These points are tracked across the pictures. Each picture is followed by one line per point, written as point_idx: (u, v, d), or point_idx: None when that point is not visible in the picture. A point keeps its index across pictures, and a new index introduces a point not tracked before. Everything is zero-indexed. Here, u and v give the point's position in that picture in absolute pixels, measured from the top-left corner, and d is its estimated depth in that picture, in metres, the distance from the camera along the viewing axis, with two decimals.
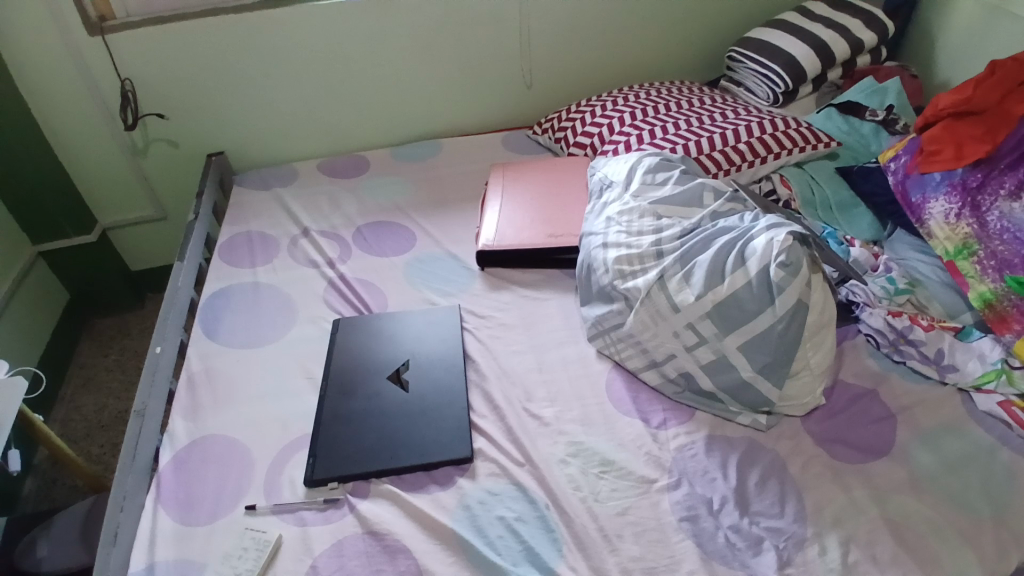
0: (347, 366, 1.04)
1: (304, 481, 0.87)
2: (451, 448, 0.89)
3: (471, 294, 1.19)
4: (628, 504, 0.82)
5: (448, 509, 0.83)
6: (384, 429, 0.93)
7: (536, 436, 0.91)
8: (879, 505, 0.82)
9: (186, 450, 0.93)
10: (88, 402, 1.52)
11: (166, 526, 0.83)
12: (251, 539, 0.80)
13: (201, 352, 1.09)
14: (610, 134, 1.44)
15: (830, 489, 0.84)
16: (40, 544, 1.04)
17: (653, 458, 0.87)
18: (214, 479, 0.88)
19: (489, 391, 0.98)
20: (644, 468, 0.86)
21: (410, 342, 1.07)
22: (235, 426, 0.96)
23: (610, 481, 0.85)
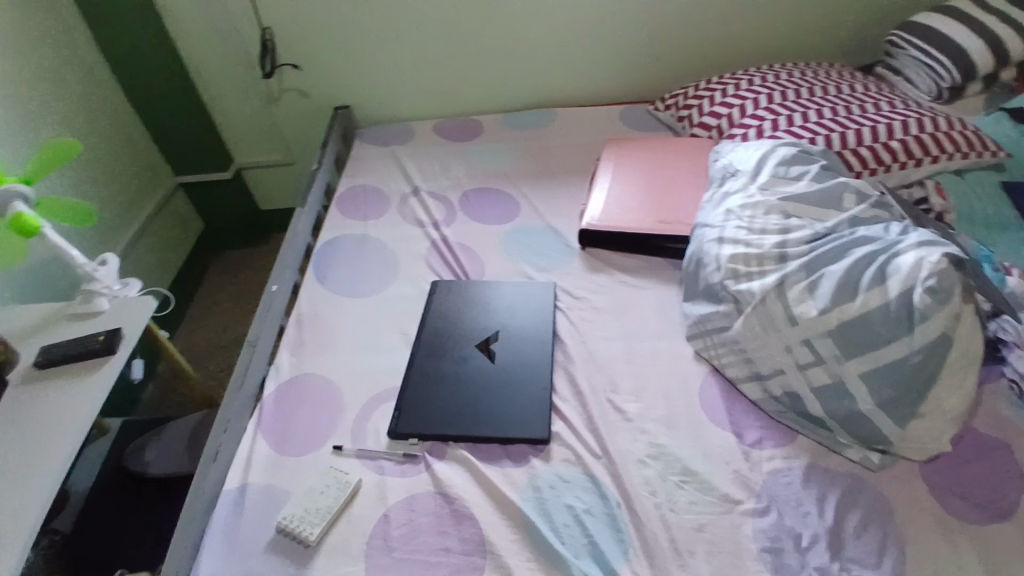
0: (440, 328, 1.06)
1: (388, 432, 0.91)
2: (529, 427, 0.89)
3: (566, 273, 1.16)
4: (704, 520, 0.78)
5: (517, 487, 0.82)
6: (468, 397, 0.94)
7: (615, 430, 0.88)
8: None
9: (287, 386, 1.00)
10: (211, 325, 1.69)
11: (262, 452, 0.90)
12: (333, 478, 0.84)
13: (310, 296, 1.16)
14: (741, 117, 1.31)
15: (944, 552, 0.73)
16: (148, 449, 1.16)
17: (741, 478, 0.82)
18: (308, 416, 0.95)
19: (573, 375, 0.96)
20: (729, 487, 0.81)
21: (501, 314, 1.08)
22: (332, 371, 1.02)
23: (689, 493, 0.81)
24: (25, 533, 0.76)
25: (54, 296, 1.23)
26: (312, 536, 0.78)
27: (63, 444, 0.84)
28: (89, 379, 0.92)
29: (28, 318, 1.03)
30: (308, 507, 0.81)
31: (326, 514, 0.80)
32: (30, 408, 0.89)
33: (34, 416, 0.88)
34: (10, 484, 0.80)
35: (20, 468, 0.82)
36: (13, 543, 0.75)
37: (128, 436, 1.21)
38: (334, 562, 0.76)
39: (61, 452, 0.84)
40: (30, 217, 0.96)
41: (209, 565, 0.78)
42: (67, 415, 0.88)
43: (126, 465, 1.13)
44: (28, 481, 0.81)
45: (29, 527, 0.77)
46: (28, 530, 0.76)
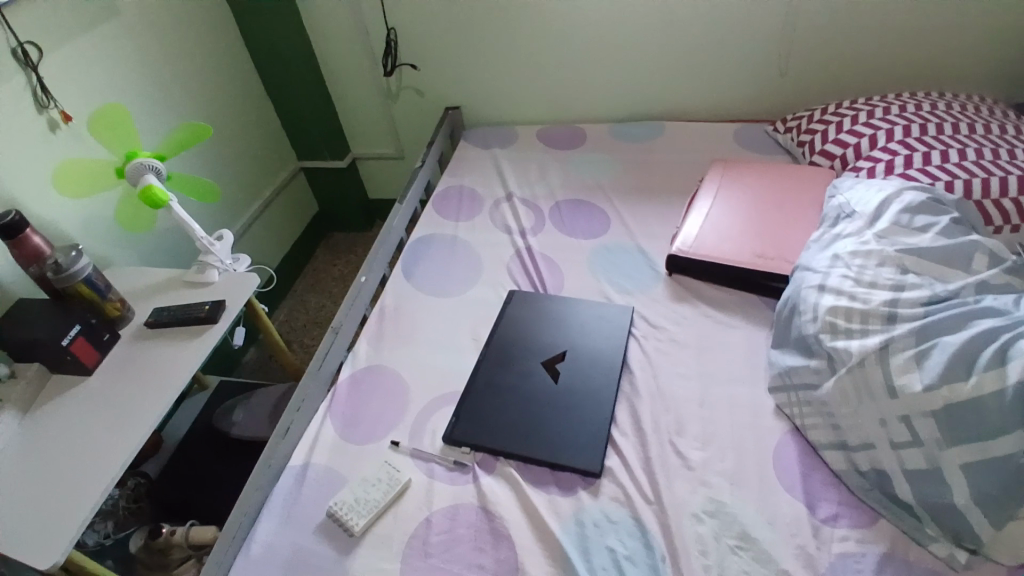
0: (509, 339, 1.06)
1: (443, 437, 0.93)
2: (582, 457, 0.86)
3: (649, 299, 1.12)
4: None
5: (560, 516, 0.81)
6: (526, 414, 0.94)
7: (672, 475, 0.83)
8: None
9: (362, 373, 1.06)
10: (312, 301, 1.83)
11: (329, 434, 0.96)
12: (385, 471, 0.88)
13: (395, 289, 1.22)
14: (870, 149, 1.18)
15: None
16: (238, 411, 1.28)
17: (805, 555, 0.75)
18: (374, 406, 1.00)
19: (637, 408, 0.92)
20: (790, 563, 0.74)
21: (572, 333, 1.05)
22: (403, 366, 1.06)
23: (742, 561, 0.75)
24: (116, 468, 0.86)
25: (168, 259, 1.39)
26: (357, 526, 0.81)
27: (160, 397, 0.96)
28: (191, 343, 1.04)
29: (151, 278, 1.17)
30: (359, 497, 0.85)
31: (374, 507, 0.83)
32: (142, 359, 1.02)
33: (143, 367, 1.00)
34: (115, 423, 0.92)
35: (124, 410, 0.94)
36: (104, 475, 0.85)
37: (222, 396, 1.35)
38: (373, 554, 0.80)
39: (158, 403, 0.95)
40: (158, 190, 1.07)
41: (266, 531, 0.84)
42: (169, 371, 0.99)
43: (216, 423, 1.26)
44: (129, 423, 0.92)
45: (120, 463, 0.87)
46: (118, 467, 0.87)
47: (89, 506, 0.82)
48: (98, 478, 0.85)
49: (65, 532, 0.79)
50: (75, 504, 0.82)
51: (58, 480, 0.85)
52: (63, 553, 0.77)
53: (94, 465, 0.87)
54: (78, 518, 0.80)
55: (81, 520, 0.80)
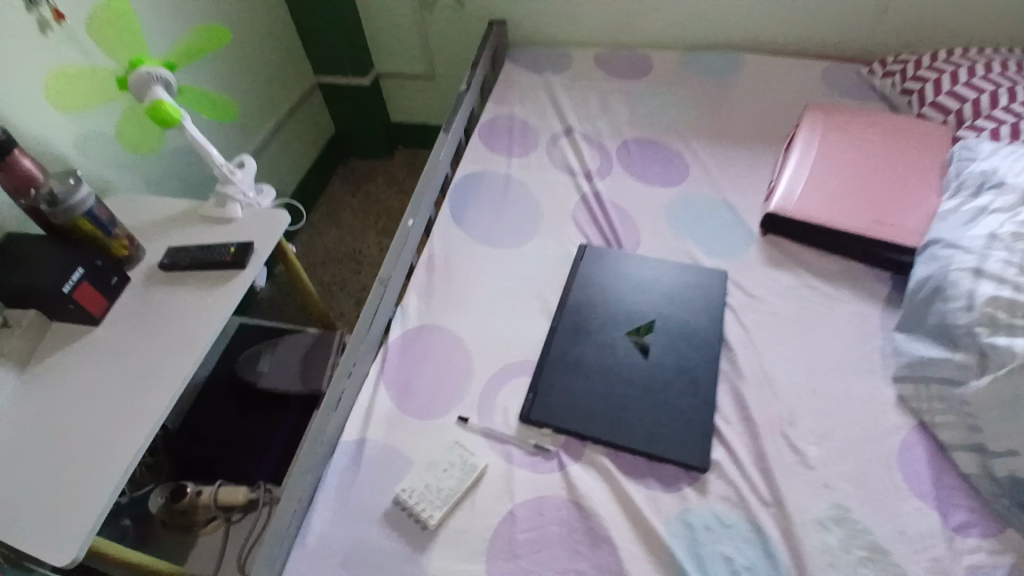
0: (586, 303, 0.92)
1: (519, 416, 0.81)
2: (685, 449, 0.76)
3: (740, 265, 0.98)
4: None
5: (665, 517, 0.71)
6: (613, 394, 0.82)
7: (789, 475, 0.74)
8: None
9: (415, 332, 0.92)
10: (330, 235, 1.65)
11: (384, 406, 0.83)
12: (457, 455, 0.76)
13: (444, 235, 1.06)
14: (992, 107, 1.04)
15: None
16: (263, 360, 1.15)
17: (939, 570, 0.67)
18: (434, 372, 0.86)
19: (741, 394, 0.81)
20: None
21: (659, 300, 0.92)
22: (462, 327, 0.92)
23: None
24: (138, 443, 0.73)
25: (178, 185, 1.19)
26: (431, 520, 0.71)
27: (184, 357, 0.81)
28: (215, 292, 0.88)
29: (163, 211, 0.99)
30: (429, 484, 0.74)
31: (449, 498, 0.72)
32: (157, 309, 0.86)
33: (160, 318, 0.85)
34: (132, 387, 0.78)
35: (142, 372, 0.79)
36: (124, 451, 0.72)
37: (244, 342, 1.20)
38: (451, 553, 0.69)
39: (182, 365, 0.80)
40: (169, 107, 0.87)
41: (322, 521, 0.73)
42: (192, 326, 0.84)
43: (240, 374, 1.13)
44: (149, 388, 0.78)
45: (142, 437, 0.73)
46: (141, 441, 0.73)
47: (109, 489, 0.69)
48: (117, 455, 0.71)
49: (84, 521, 0.66)
50: (92, 486, 0.69)
51: (68, 454, 0.72)
52: (84, 547, 0.65)
53: (111, 438, 0.73)
54: (98, 503, 0.68)
55: (100, 506, 0.68)
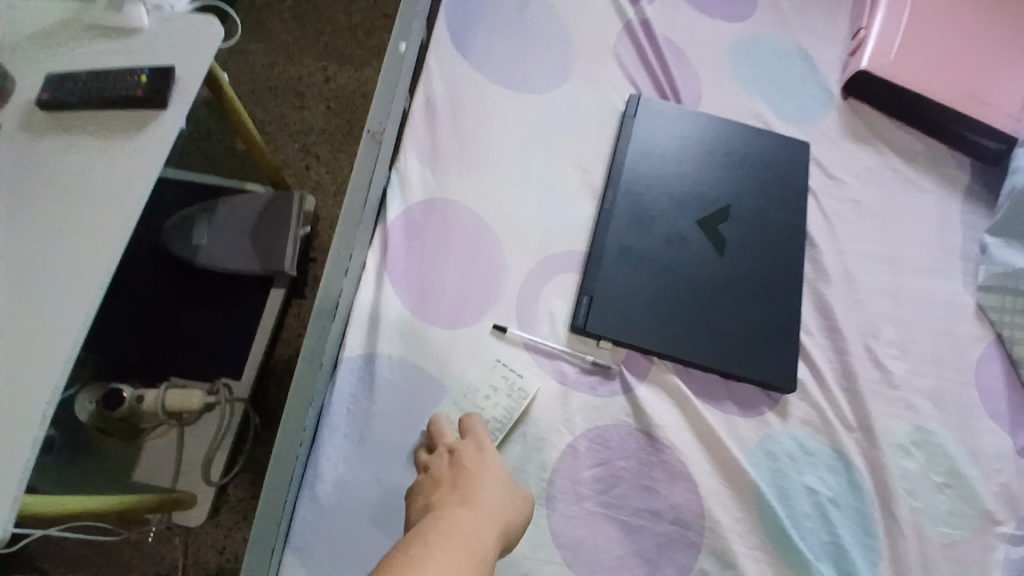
0: (645, 179, 0.72)
1: (568, 325, 0.65)
2: (768, 367, 0.65)
3: (822, 137, 0.82)
4: (959, 538, 0.62)
5: (744, 445, 0.62)
6: (681, 299, 0.66)
7: (872, 396, 0.66)
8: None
9: (423, 210, 0.69)
10: (258, 51, 1.20)
11: (393, 310, 0.63)
12: (501, 378, 0.61)
13: (445, 69, 0.76)
14: None
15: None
16: (199, 229, 0.91)
17: (1008, 493, 0.64)
18: (456, 264, 0.66)
19: (824, 303, 0.71)
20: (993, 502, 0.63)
21: (729, 177, 0.74)
22: (484, 204, 0.70)
23: (948, 500, 0.63)
24: (54, 377, 0.52)
25: None
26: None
27: (96, 249, 0.57)
28: (124, 149, 0.61)
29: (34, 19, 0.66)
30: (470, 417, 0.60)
31: (496, 433, 0.59)
32: (38, 175, 0.59)
33: (46, 191, 0.58)
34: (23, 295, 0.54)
35: (34, 272, 0.55)
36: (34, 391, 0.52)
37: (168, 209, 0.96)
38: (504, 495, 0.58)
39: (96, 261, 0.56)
40: None
41: (333, 462, 0.57)
42: (99, 201, 0.58)
43: (170, 248, 0.91)
44: (50, 296, 0.55)
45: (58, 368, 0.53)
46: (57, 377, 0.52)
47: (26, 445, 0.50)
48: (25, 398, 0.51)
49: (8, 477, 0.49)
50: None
51: None
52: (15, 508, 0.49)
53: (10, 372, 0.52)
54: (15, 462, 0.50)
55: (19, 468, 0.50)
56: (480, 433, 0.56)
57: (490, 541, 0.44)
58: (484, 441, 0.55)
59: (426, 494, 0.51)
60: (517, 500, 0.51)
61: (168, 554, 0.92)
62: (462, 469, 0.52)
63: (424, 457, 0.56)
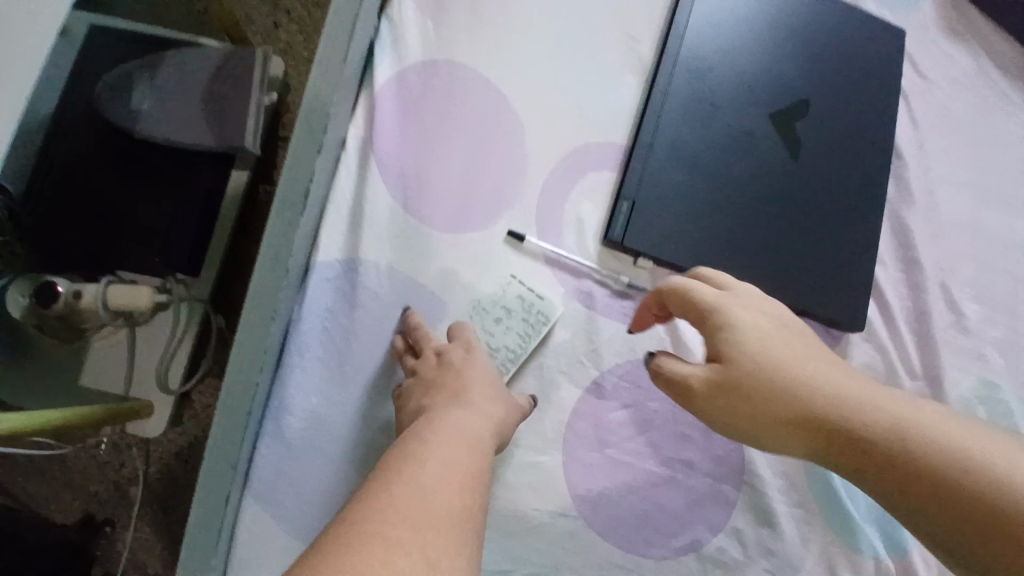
0: (709, 55, 0.55)
1: (600, 237, 0.53)
2: (835, 300, 0.54)
3: (921, 22, 0.65)
4: None
5: None
6: (740, 213, 0.53)
7: (941, 341, 0.57)
8: (1012, 457, 0.30)
9: (417, 77, 0.52)
10: None
11: (381, 206, 0.50)
12: (516, 298, 0.50)
13: None
14: None
15: (708, 352, 0.39)
16: (141, 90, 0.74)
17: None
18: (463, 150, 0.52)
19: (904, 229, 0.59)
20: None
21: (814, 63, 0.58)
22: (504, 75, 0.54)
23: None
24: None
25: None
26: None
27: None
28: None
29: None
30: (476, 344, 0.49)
31: (506, 366, 0.49)
32: None
33: None
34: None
35: None
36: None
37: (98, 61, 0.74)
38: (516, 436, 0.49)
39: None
40: None
41: (304, 392, 0.46)
42: None
43: (104, 116, 0.72)
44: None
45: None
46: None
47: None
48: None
49: None
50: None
51: None
52: None
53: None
54: None
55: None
56: (466, 336, 0.47)
57: (487, 437, 0.39)
58: (474, 344, 0.47)
59: (415, 400, 0.43)
60: (512, 402, 0.44)
61: (127, 462, 0.84)
62: (449, 371, 0.44)
63: (410, 360, 0.46)
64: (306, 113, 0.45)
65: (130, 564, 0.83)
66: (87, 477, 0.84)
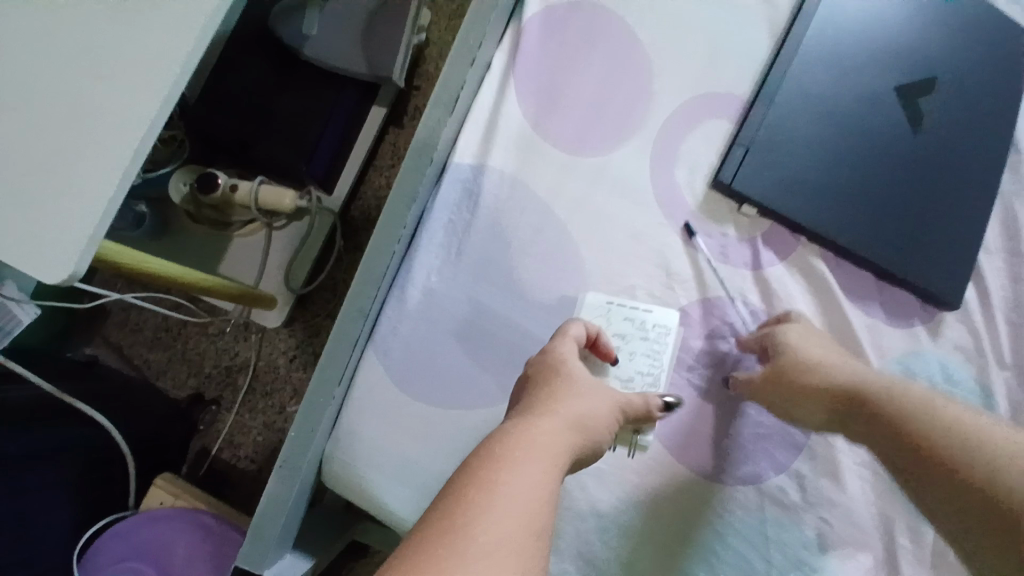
0: (848, 21, 0.57)
1: (709, 180, 0.56)
2: (937, 272, 0.55)
3: None
4: None
5: (881, 353, 0.55)
6: (853, 176, 0.55)
7: None
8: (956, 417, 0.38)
9: (565, 12, 0.58)
10: None
11: (514, 121, 0.56)
12: (625, 321, 0.49)
13: None
14: None
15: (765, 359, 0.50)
16: (309, 15, 0.83)
17: None
18: (596, 86, 0.57)
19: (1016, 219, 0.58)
20: None
21: (952, 41, 0.58)
22: (639, 20, 0.58)
23: None
24: (150, 116, 0.45)
25: None
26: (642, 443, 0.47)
27: None
28: None
29: None
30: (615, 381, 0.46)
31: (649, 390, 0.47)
32: None
33: None
34: (123, 17, 0.47)
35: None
36: (127, 128, 0.45)
37: None
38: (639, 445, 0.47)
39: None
40: None
41: (425, 270, 0.53)
42: None
43: (278, 34, 0.83)
44: (148, 23, 0.46)
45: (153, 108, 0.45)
46: (150, 113, 0.45)
47: (113, 181, 0.44)
48: (118, 131, 0.45)
49: (83, 218, 0.43)
50: (81, 174, 0.44)
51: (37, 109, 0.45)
52: (87, 258, 0.44)
53: (107, 104, 0.45)
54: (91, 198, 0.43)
55: (99, 208, 0.44)
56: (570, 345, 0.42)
57: (570, 451, 0.33)
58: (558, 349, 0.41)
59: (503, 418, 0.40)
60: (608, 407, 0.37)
61: (240, 351, 0.95)
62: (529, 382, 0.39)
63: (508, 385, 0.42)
64: (465, 31, 0.52)
65: (226, 444, 0.92)
66: (205, 358, 0.95)
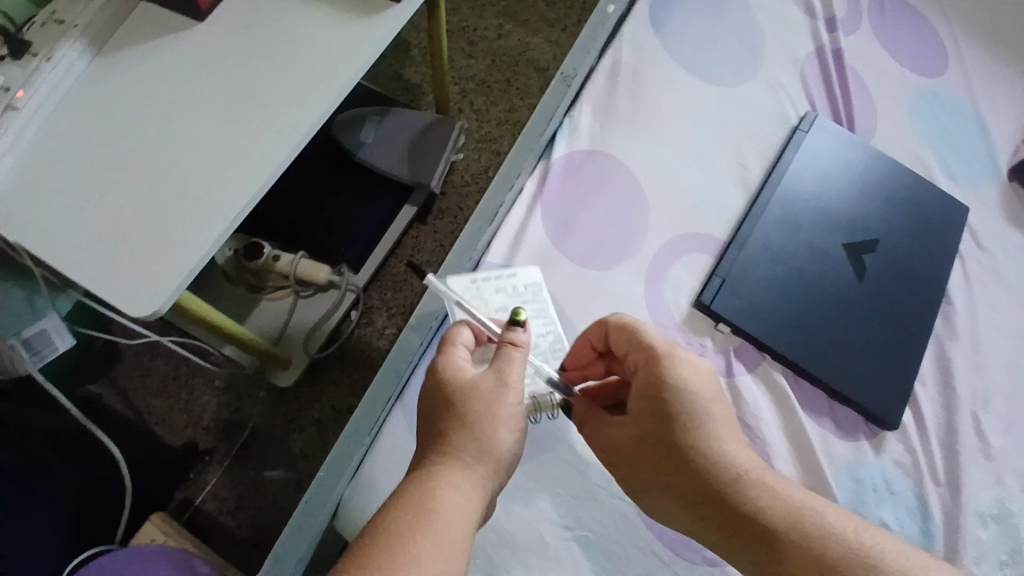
0: (801, 190, 0.73)
1: (691, 300, 0.69)
2: (875, 395, 0.66)
3: (983, 207, 0.80)
4: None
5: (831, 459, 0.64)
6: (805, 309, 0.68)
7: (967, 459, 0.66)
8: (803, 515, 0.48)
9: (581, 156, 0.73)
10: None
11: (538, 233, 0.69)
12: (500, 292, 0.62)
13: (634, 37, 0.80)
14: None
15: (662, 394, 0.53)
16: (367, 128, 1.00)
17: None
18: (604, 215, 0.71)
19: (939, 358, 0.71)
20: None
21: (882, 214, 0.74)
22: (641, 168, 0.74)
23: None
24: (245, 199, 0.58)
25: None
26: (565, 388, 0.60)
27: (307, 102, 0.62)
28: (351, 31, 0.65)
29: None
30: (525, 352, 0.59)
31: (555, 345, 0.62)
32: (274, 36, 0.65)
33: (284, 48, 0.64)
34: (239, 122, 0.61)
35: (252, 109, 0.61)
36: (228, 204, 0.57)
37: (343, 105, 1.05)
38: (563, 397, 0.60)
39: (306, 106, 0.62)
40: None
41: None
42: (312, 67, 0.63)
43: (339, 139, 0.98)
44: (259, 125, 0.60)
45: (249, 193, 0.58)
46: (249, 192, 0.58)
47: (210, 239, 0.56)
48: (219, 204, 0.57)
49: (178, 269, 0.55)
50: (181, 234, 0.56)
51: (156, 179, 0.58)
52: (171, 299, 0.54)
53: (213, 184, 0.58)
54: (190, 254, 0.55)
55: (192, 263, 0.55)
56: (458, 363, 0.50)
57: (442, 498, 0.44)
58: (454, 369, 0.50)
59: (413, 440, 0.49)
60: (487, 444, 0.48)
61: (240, 409, 0.99)
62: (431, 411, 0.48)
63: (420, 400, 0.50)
64: None
65: (211, 496, 0.94)
66: (205, 410, 0.99)
